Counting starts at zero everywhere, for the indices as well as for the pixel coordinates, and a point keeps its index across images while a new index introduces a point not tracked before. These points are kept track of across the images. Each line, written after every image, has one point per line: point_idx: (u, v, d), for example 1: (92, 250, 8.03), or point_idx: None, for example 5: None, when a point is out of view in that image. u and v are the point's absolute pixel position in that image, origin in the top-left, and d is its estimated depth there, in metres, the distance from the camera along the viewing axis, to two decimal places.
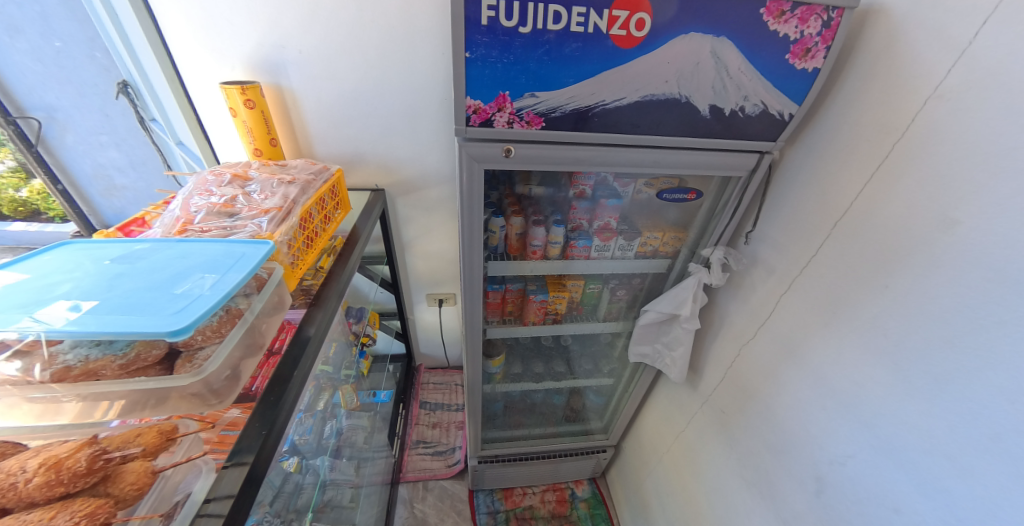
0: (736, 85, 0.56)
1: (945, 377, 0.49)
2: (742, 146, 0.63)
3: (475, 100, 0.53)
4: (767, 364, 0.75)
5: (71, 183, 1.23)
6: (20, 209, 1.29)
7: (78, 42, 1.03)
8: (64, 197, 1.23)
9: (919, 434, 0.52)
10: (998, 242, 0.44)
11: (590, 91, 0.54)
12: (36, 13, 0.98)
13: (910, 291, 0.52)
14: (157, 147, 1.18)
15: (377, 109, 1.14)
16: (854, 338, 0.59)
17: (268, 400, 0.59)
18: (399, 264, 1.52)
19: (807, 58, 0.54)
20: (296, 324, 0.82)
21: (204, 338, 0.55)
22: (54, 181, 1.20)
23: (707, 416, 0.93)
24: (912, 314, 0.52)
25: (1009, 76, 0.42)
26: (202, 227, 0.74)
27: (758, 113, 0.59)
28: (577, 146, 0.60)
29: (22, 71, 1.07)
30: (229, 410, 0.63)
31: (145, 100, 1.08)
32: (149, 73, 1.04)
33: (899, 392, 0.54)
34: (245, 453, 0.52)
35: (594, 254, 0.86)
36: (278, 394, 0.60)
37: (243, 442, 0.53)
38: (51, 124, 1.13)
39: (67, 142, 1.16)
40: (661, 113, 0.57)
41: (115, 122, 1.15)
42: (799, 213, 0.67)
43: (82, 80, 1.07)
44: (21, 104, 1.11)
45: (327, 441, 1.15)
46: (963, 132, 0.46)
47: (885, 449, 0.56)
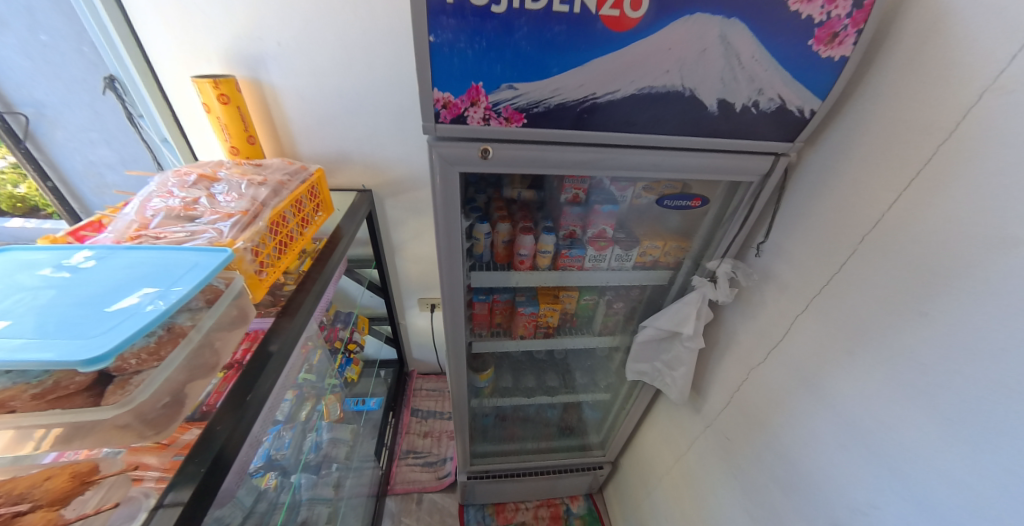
0: (750, 77, 0.48)
1: (994, 425, 0.41)
2: (755, 147, 0.56)
3: (444, 92, 0.45)
4: (779, 391, 0.67)
5: (62, 180, 1.16)
6: (18, 205, 1.17)
7: (65, 37, 0.96)
8: (54, 194, 1.16)
9: (960, 489, 0.44)
10: None
11: (578, 83, 0.46)
12: (21, 5, 0.90)
13: (953, 321, 0.44)
14: (147, 145, 1.11)
15: (363, 107, 1.07)
16: (882, 370, 0.52)
17: (213, 428, 0.52)
18: (389, 267, 1.46)
19: (832, 45, 0.46)
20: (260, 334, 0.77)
21: (140, 363, 0.49)
22: (44, 177, 1.13)
23: (710, 441, 0.85)
24: (954, 348, 0.44)
25: None
26: (157, 233, 0.68)
27: (774, 109, 0.51)
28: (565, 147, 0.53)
29: (9, 66, 0.98)
30: (188, 430, 0.57)
31: (134, 96, 1.01)
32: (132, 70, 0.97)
33: (938, 437, 0.46)
34: (181, 489, 0.46)
35: (588, 264, 0.79)
36: (227, 420, 0.53)
37: (183, 474, 0.47)
38: (40, 120, 1.05)
39: (57, 139, 1.09)
40: (662, 109, 0.49)
41: (105, 119, 1.08)
42: (820, 224, 0.59)
43: (70, 76, 1.00)
44: (10, 99, 1.02)
45: (305, 456, 1.09)
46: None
47: (916, 501, 0.48)
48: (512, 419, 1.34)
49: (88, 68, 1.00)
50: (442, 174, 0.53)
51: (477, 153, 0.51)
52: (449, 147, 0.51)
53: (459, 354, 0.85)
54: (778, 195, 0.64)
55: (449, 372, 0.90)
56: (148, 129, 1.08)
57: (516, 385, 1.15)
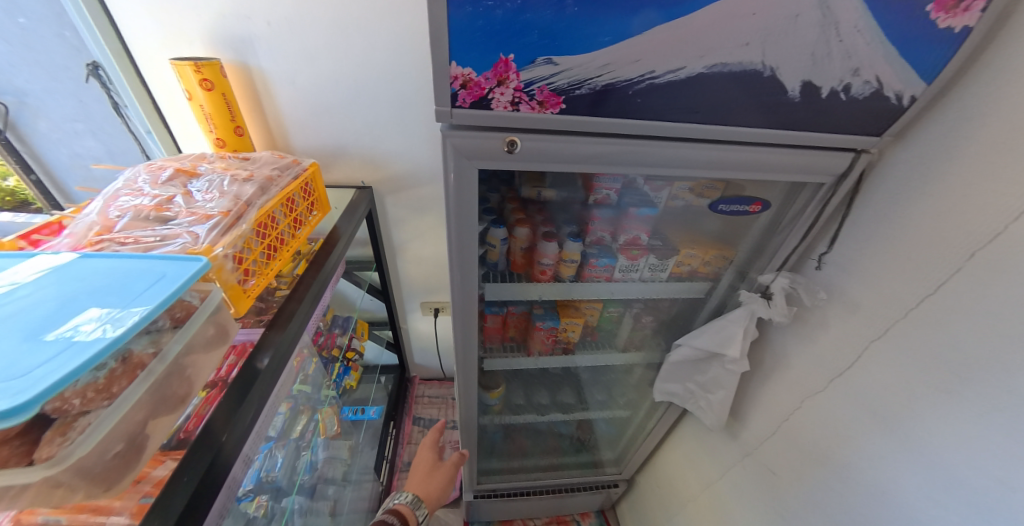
0: (847, 52, 0.38)
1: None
2: (834, 142, 0.46)
3: (464, 67, 0.35)
4: (847, 426, 0.58)
5: (48, 173, 0.99)
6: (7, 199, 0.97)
7: (42, 17, 0.82)
8: (39, 189, 0.99)
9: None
10: None
11: (634, 57, 0.36)
12: None
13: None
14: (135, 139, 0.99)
15: (361, 95, 0.96)
16: (993, 414, 0.42)
17: (180, 479, 0.46)
18: (390, 269, 1.36)
19: (954, 12, 0.36)
20: (249, 347, 0.69)
21: (85, 403, 0.40)
22: (26, 169, 0.96)
23: (751, 472, 0.76)
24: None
25: None
26: (122, 238, 0.58)
27: (868, 94, 0.41)
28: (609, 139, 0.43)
29: None
30: (160, 462, 0.51)
31: (118, 85, 0.89)
32: (104, 50, 0.85)
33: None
34: None
35: (617, 275, 0.70)
36: (197, 469, 0.47)
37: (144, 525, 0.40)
38: (22, 109, 0.90)
39: (40, 130, 0.93)
40: (733, 94, 0.40)
41: (92, 110, 0.93)
42: (909, 233, 0.50)
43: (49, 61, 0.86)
44: None
45: (299, 477, 1.00)
46: None
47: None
48: (520, 434, 1.26)
49: (72, 53, 0.85)
50: (457, 172, 0.43)
51: (502, 146, 0.42)
52: (466, 138, 0.41)
53: (468, 373, 0.76)
54: (849, 199, 0.55)
55: (456, 391, 0.81)
56: (135, 120, 0.96)
57: (527, 402, 1.06)
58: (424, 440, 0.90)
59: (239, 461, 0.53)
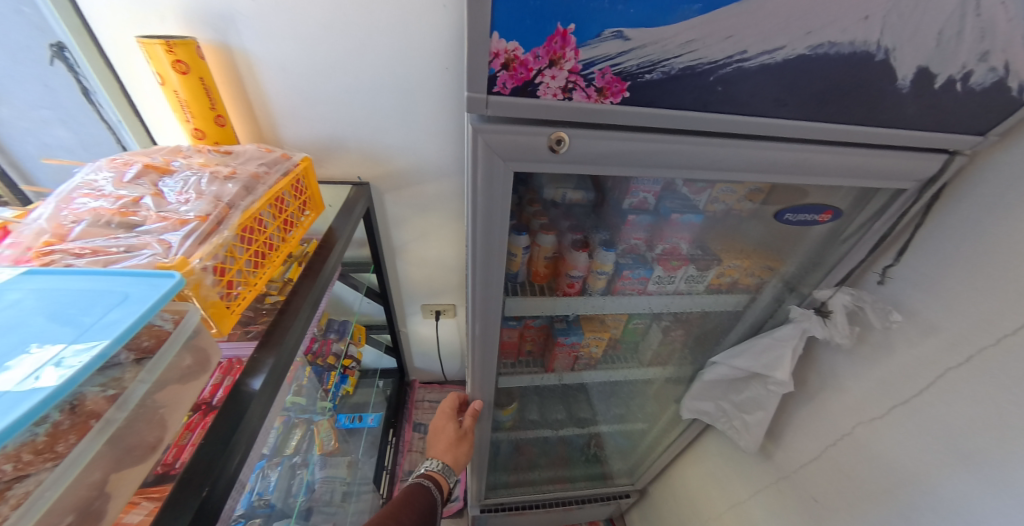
0: (981, 31, 0.31)
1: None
2: (934, 141, 0.39)
3: (509, 42, 0.27)
4: (916, 460, 0.52)
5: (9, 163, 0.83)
6: None
7: None
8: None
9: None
10: None
11: (726, 32, 0.28)
12: None
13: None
14: (106, 128, 0.87)
15: (360, 82, 0.86)
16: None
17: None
18: (390, 270, 1.28)
19: None
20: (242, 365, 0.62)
21: (19, 468, 0.31)
22: None
23: (788, 497, 0.71)
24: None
25: None
26: (78, 248, 0.49)
27: (990, 84, 0.34)
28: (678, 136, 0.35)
29: None
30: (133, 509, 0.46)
31: (84, 67, 0.78)
32: (60, 26, 0.73)
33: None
34: None
35: (651, 288, 0.63)
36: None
37: None
38: None
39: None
40: (834, 82, 0.32)
41: (60, 97, 0.81)
42: (1013, 248, 0.43)
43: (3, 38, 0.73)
44: None
45: (295, 500, 0.92)
46: None
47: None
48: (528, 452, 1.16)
49: (33, 33, 0.73)
50: (487, 174, 0.35)
51: (550, 143, 0.33)
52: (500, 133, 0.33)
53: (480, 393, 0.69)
54: (927, 206, 0.49)
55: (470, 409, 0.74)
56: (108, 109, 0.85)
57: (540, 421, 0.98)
58: (447, 407, 0.79)
59: (221, 518, 0.45)
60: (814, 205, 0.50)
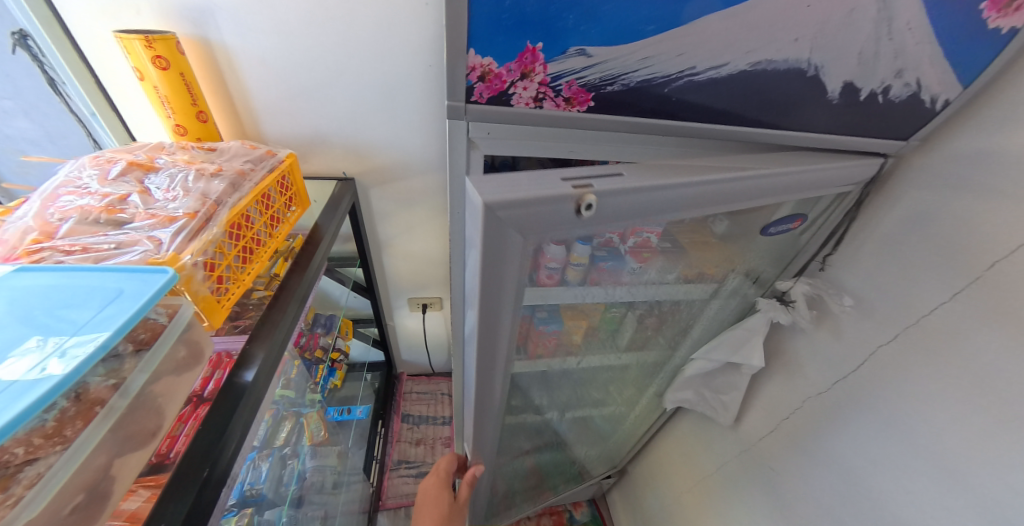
0: (895, 53, 0.35)
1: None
2: (865, 144, 0.44)
3: (484, 57, 0.30)
4: (853, 428, 0.59)
5: None
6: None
7: None
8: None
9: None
10: None
11: (677, 50, 0.32)
12: None
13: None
14: (79, 119, 0.86)
15: (343, 78, 0.87)
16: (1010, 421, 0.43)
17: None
18: (376, 265, 1.29)
19: (1008, 12, 0.34)
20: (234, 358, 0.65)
21: (30, 451, 0.34)
22: None
23: (749, 467, 0.78)
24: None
25: None
26: (67, 245, 0.50)
27: (905, 97, 0.39)
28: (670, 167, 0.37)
29: None
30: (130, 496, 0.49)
31: (52, 56, 0.76)
32: (26, 14, 0.71)
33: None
34: None
35: (626, 278, 0.66)
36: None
37: None
38: None
39: None
40: (772, 94, 0.37)
41: (23, 85, 0.80)
42: (932, 240, 0.49)
43: None
44: None
45: (286, 488, 0.95)
46: None
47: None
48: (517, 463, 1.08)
49: None
50: (497, 241, 0.31)
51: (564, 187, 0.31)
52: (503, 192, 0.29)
53: (477, 440, 0.65)
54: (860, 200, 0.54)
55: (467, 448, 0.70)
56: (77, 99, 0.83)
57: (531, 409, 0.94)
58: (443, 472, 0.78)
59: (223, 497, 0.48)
60: (790, 214, 0.55)
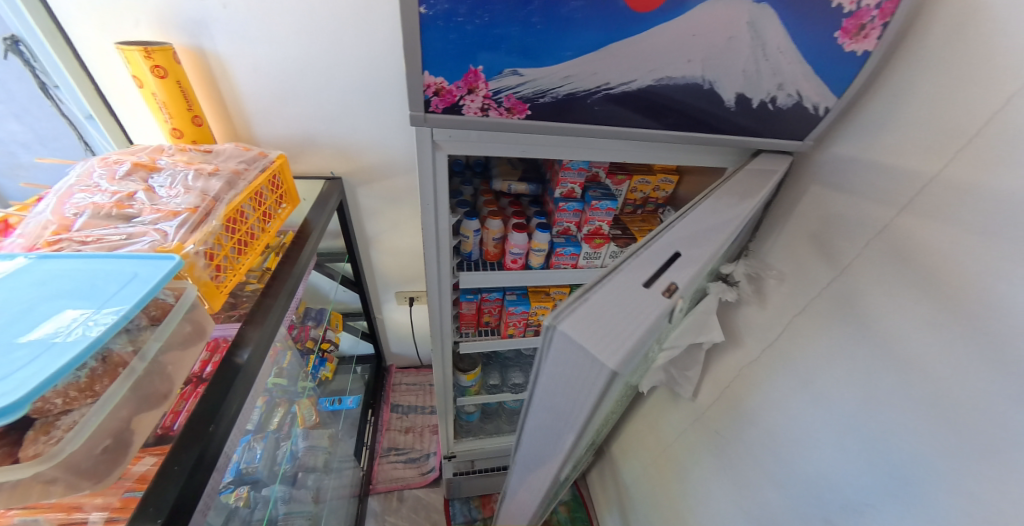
0: (773, 71, 0.44)
1: (1000, 433, 0.41)
2: (766, 143, 0.53)
3: (437, 77, 0.38)
4: (778, 390, 0.68)
5: None
6: None
7: None
8: None
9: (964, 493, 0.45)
10: None
11: (592, 70, 0.40)
12: None
13: (969, 329, 0.43)
14: (71, 122, 0.91)
15: (329, 84, 0.94)
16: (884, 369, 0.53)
17: (145, 511, 0.43)
18: (364, 260, 1.36)
19: (858, 38, 0.43)
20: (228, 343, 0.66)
21: (67, 402, 0.41)
22: None
23: (701, 434, 0.87)
24: (966, 357, 0.44)
25: None
26: (83, 236, 0.57)
27: (791, 105, 0.48)
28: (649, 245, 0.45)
29: None
30: (140, 458, 0.51)
31: (46, 61, 0.81)
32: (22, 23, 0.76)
33: (941, 442, 0.46)
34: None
35: (583, 262, 0.76)
36: (165, 501, 0.44)
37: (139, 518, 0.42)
38: None
39: None
40: (677, 104, 0.45)
41: (15, 89, 0.85)
42: (831, 224, 0.58)
43: None
44: None
45: (280, 467, 1.02)
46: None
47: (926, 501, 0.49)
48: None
49: None
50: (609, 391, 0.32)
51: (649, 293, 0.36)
52: (617, 348, 0.31)
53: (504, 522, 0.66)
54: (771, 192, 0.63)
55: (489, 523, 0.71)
56: (72, 105, 0.88)
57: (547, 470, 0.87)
58: None
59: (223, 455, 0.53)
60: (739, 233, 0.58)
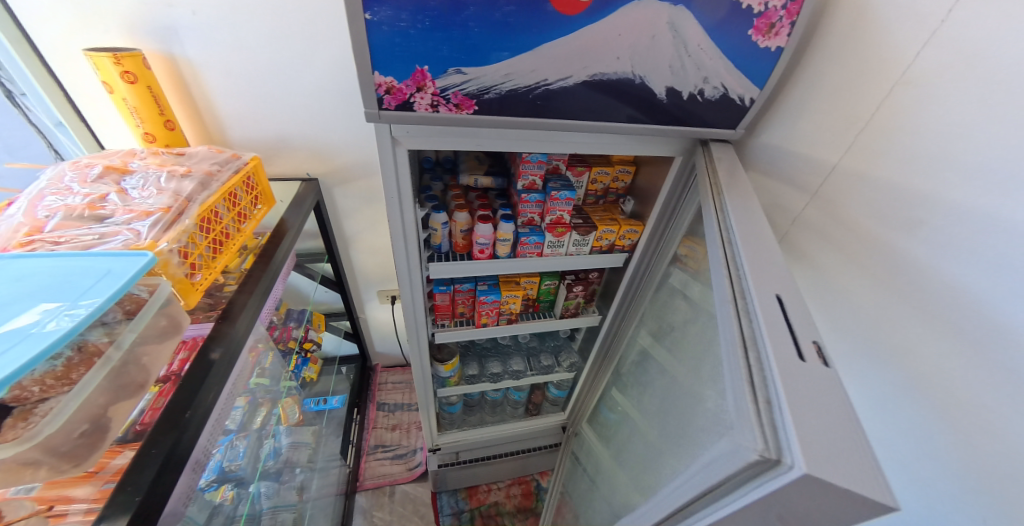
0: (697, 66, 0.49)
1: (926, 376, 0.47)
2: (702, 133, 0.58)
3: (386, 76, 0.42)
4: None
5: None
6: None
7: None
8: None
9: (900, 436, 0.50)
10: (935, 256, 0.44)
11: (529, 68, 0.44)
12: None
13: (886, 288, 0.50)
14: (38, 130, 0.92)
15: (302, 88, 0.97)
16: (828, 334, 0.59)
17: (124, 490, 0.46)
18: (344, 260, 1.38)
19: (771, 35, 0.48)
20: (200, 341, 0.67)
21: (44, 390, 0.43)
22: None
23: None
24: (885, 308, 0.50)
25: (971, 68, 0.40)
26: (55, 237, 0.59)
27: (718, 97, 0.52)
28: (726, 289, 0.39)
29: None
30: (119, 453, 0.54)
31: (12, 69, 0.82)
32: None
33: (873, 385, 0.53)
34: (115, 516, 0.43)
35: (548, 250, 0.80)
36: (143, 480, 0.47)
37: (113, 505, 0.44)
38: None
39: None
40: (613, 97, 0.49)
41: None
42: (769, 205, 0.64)
43: None
44: None
45: (264, 463, 1.03)
46: (911, 133, 0.45)
47: (879, 454, 0.54)
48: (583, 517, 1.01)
49: None
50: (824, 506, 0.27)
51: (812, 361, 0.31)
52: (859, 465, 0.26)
53: None
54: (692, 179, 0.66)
55: None
56: (39, 112, 0.89)
57: (616, 510, 0.78)
58: None
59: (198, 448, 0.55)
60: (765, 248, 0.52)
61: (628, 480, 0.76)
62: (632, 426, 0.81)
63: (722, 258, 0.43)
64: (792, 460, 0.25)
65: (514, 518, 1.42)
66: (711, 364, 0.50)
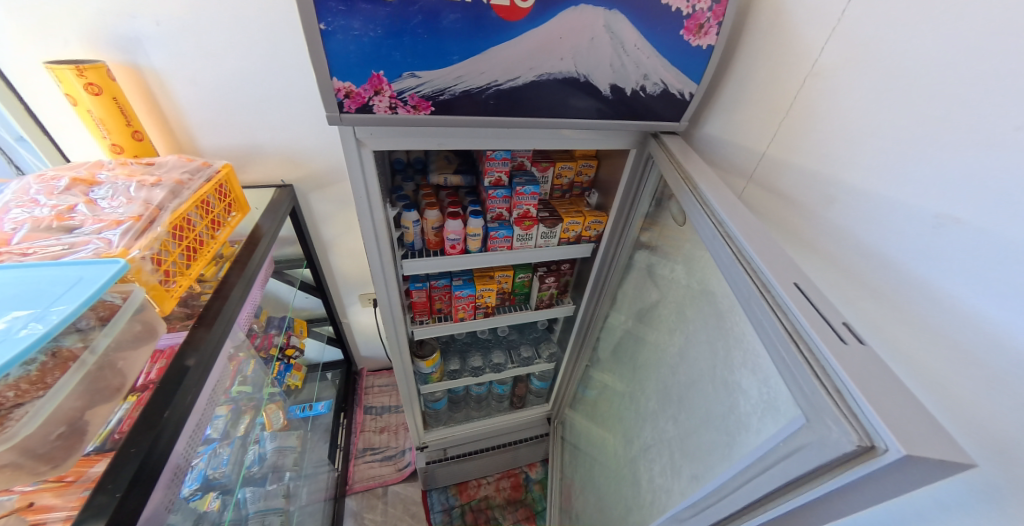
0: (636, 64, 0.53)
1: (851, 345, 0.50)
2: (650, 125, 0.62)
3: (345, 82, 0.45)
4: None
5: None
6: None
7: None
8: None
9: None
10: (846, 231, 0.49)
11: (478, 70, 0.47)
12: None
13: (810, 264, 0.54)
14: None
15: (271, 95, 0.98)
16: None
17: (104, 487, 0.47)
18: (323, 264, 1.39)
19: (700, 35, 0.53)
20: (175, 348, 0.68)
21: (19, 395, 0.45)
22: None
23: None
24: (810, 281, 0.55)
25: (867, 59, 0.45)
26: (22, 248, 0.59)
27: (660, 91, 0.57)
28: (748, 285, 0.40)
29: None
30: (96, 462, 0.54)
31: None
32: None
33: None
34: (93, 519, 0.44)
35: (517, 243, 0.84)
36: (123, 477, 0.49)
37: (93, 508, 0.45)
38: None
39: None
40: (562, 94, 0.53)
41: None
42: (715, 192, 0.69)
43: None
44: None
45: (249, 470, 1.03)
46: (824, 120, 0.50)
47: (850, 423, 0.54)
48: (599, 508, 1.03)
49: None
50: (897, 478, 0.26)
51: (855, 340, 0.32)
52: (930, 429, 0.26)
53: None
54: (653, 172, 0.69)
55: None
56: None
57: (646, 504, 0.78)
58: None
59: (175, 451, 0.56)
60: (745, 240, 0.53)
61: (656, 474, 0.75)
62: (647, 413, 0.82)
63: (730, 254, 0.43)
64: (886, 443, 0.25)
65: (504, 510, 1.45)
66: (741, 352, 0.51)
